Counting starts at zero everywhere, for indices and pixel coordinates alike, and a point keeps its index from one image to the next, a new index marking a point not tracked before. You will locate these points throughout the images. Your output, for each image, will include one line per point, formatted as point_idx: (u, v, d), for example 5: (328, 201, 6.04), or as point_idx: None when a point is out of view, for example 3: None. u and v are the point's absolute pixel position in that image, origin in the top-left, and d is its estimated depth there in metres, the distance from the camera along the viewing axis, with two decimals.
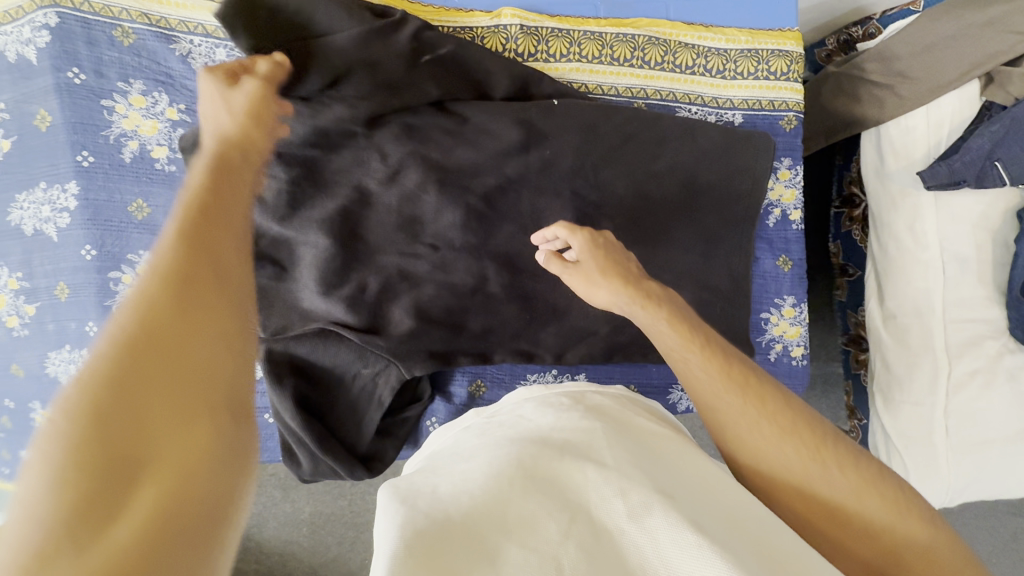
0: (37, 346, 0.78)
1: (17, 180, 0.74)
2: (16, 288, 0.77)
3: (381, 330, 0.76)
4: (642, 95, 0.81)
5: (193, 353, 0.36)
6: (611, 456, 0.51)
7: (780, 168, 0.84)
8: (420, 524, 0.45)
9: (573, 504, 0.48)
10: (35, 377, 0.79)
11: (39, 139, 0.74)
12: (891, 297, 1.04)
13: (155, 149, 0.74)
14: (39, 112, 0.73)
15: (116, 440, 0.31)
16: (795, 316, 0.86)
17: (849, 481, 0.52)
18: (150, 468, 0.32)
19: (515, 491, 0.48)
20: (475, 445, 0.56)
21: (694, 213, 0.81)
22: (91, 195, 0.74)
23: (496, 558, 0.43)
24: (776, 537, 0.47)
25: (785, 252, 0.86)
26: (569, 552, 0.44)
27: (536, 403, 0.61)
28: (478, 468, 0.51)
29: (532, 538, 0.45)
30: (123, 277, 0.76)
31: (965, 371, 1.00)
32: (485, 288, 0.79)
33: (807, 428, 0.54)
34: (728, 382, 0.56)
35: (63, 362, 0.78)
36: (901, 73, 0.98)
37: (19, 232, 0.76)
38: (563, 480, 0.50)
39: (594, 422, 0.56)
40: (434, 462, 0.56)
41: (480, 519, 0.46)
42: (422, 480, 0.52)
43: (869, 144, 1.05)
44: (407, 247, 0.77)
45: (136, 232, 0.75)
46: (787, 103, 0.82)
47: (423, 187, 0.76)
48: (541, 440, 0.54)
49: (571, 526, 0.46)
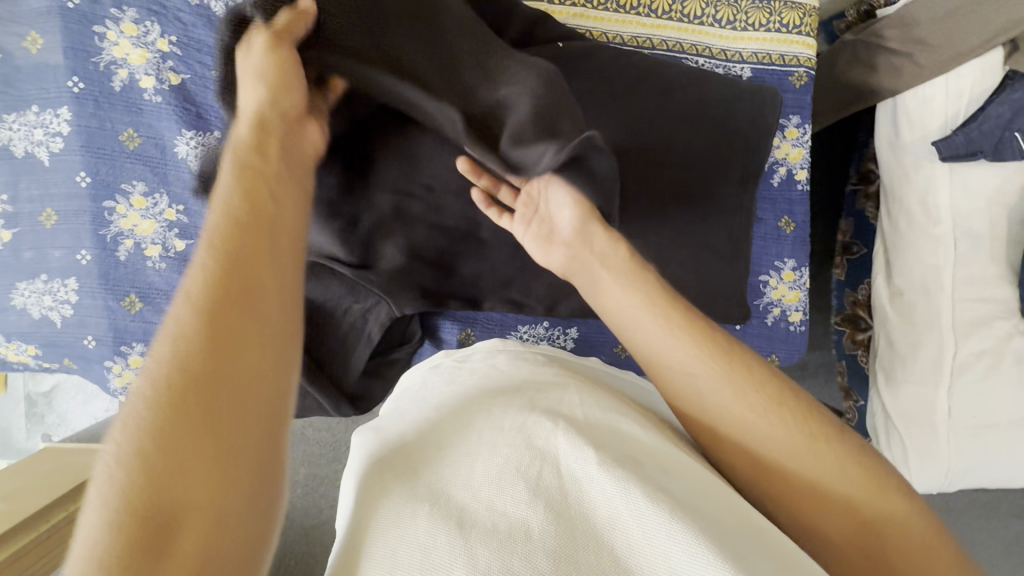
0: (7, 276, 0.78)
1: (4, 100, 0.75)
2: None
3: (369, 264, 0.76)
4: (648, 45, 0.80)
5: (256, 268, 0.47)
6: (582, 413, 0.49)
7: (788, 126, 0.83)
8: (391, 487, 0.44)
9: (543, 449, 0.45)
10: (5, 309, 0.79)
11: (29, 60, 0.74)
12: (898, 272, 1.01)
13: (143, 79, 0.74)
14: (30, 34, 0.73)
15: (204, 334, 0.42)
16: (795, 280, 0.85)
17: (816, 453, 0.49)
18: (216, 352, 0.41)
19: (482, 446, 0.45)
20: (444, 395, 0.54)
21: (694, 168, 0.79)
22: (82, 122, 0.75)
23: (462, 518, 0.40)
24: (737, 518, 0.43)
25: (788, 213, 0.85)
26: (537, 514, 0.40)
27: (510, 355, 0.59)
28: (444, 424, 0.49)
29: (501, 497, 0.41)
30: (117, 208, 0.76)
31: (972, 351, 0.96)
32: (477, 234, 0.79)
33: (788, 398, 0.51)
34: (708, 354, 0.53)
35: (32, 293, 0.78)
36: (920, 40, 0.94)
37: (7, 153, 0.76)
38: (533, 430, 0.46)
39: (568, 378, 0.55)
40: (402, 408, 0.56)
41: (451, 474, 0.44)
42: (391, 431, 0.51)
43: (885, 119, 1.01)
44: (403, 186, 0.76)
45: (129, 161, 0.75)
46: (798, 59, 0.82)
47: (420, 126, 0.74)
48: (511, 392, 0.51)
49: (540, 482, 0.42)
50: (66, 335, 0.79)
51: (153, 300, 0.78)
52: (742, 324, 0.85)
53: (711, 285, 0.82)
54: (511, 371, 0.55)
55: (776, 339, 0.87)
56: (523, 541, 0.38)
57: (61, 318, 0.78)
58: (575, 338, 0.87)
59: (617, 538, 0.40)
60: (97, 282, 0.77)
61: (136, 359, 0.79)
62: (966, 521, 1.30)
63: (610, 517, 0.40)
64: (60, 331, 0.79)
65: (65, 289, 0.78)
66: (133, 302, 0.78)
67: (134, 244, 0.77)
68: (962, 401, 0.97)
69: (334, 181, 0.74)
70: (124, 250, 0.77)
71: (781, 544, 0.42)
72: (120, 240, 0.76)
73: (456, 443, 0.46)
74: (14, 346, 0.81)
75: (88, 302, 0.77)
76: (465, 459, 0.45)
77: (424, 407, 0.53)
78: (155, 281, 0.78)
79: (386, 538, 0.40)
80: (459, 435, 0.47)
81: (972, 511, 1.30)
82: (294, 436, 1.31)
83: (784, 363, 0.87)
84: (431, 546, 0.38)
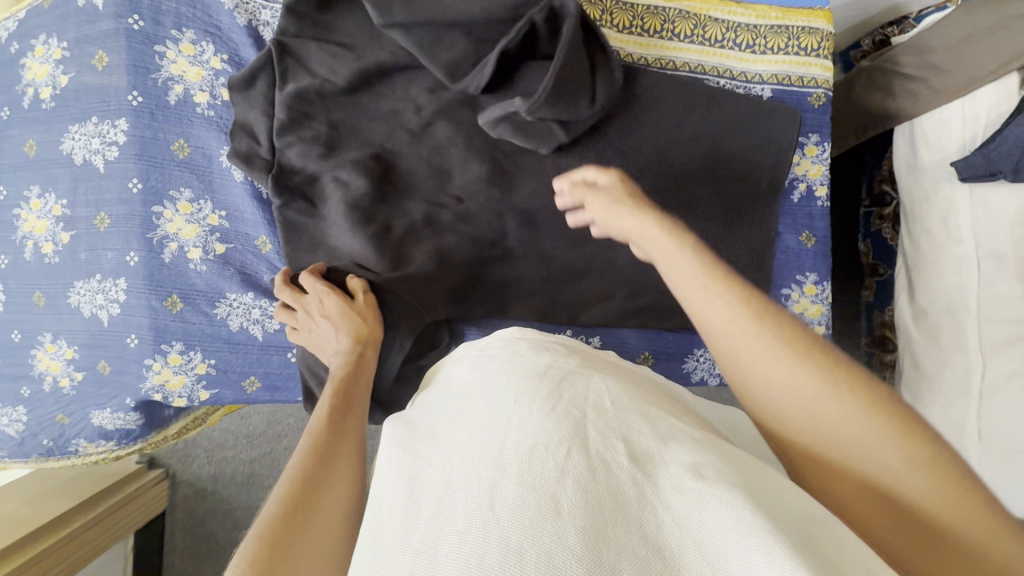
0: (67, 275, 0.83)
1: (73, 114, 0.81)
2: (58, 215, 0.83)
3: (399, 267, 0.79)
4: (671, 67, 0.84)
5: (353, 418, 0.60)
6: (609, 402, 0.50)
7: (807, 144, 0.85)
8: (426, 477, 0.44)
9: (575, 432, 0.45)
10: (55, 307, 0.84)
11: (93, 75, 0.80)
12: (920, 292, 1.01)
13: (197, 94, 0.80)
14: (97, 53, 0.80)
15: (314, 466, 0.51)
16: (817, 293, 0.86)
17: (851, 414, 0.41)
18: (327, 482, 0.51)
19: (512, 428, 0.46)
20: (472, 380, 0.56)
21: (718, 183, 0.82)
22: (138, 132, 0.79)
23: (493, 495, 0.41)
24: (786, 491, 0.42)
25: (809, 228, 0.86)
26: (567, 491, 0.40)
27: (529, 343, 0.61)
28: (471, 408, 0.50)
29: (530, 474, 0.42)
30: (165, 213, 0.80)
31: (1001, 372, 0.91)
32: (504, 242, 0.81)
33: (829, 358, 0.44)
34: (735, 299, 0.48)
35: (88, 292, 0.82)
36: (934, 66, 0.96)
37: (70, 160, 0.82)
38: (561, 414, 0.47)
39: (591, 368, 0.56)
40: (430, 400, 0.57)
41: (477, 453, 0.44)
42: (422, 422, 0.52)
43: (903, 139, 1.04)
44: (434, 195, 0.80)
45: (177, 169, 0.80)
46: (816, 80, 0.85)
47: (452, 140, 0.80)
48: (536, 377, 0.52)
49: (569, 461, 0.43)
50: (109, 334, 0.82)
51: (193, 301, 0.81)
52: None
53: None
54: (535, 358, 0.56)
55: None
56: (553, 517, 0.38)
57: (108, 318, 0.81)
58: (598, 346, 0.88)
59: (645, 516, 0.40)
60: (142, 282, 0.80)
61: (174, 357, 0.81)
62: None
63: (638, 500, 0.41)
64: (104, 330, 0.82)
65: (115, 288, 0.81)
66: (175, 302, 0.82)
67: (178, 248, 0.81)
68: (994, 424, 0.92)
69: (365, 189, 0.77)
70: (168, 253, 0.80)
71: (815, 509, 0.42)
72: (165, 243, 0.80)
73: (485, 424, 0.47)
74: (54, 348, 0.84)
75: (136, 303, 0.81)
76: (494, 439, 0.45)
77: (453, 394, 0.55)
78: (196, 282, 0.81)
79: (425, 521, 0.40)
80: (487, 417, 0.48)
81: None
82: None
83: None
84: (464, 530, 0.39)
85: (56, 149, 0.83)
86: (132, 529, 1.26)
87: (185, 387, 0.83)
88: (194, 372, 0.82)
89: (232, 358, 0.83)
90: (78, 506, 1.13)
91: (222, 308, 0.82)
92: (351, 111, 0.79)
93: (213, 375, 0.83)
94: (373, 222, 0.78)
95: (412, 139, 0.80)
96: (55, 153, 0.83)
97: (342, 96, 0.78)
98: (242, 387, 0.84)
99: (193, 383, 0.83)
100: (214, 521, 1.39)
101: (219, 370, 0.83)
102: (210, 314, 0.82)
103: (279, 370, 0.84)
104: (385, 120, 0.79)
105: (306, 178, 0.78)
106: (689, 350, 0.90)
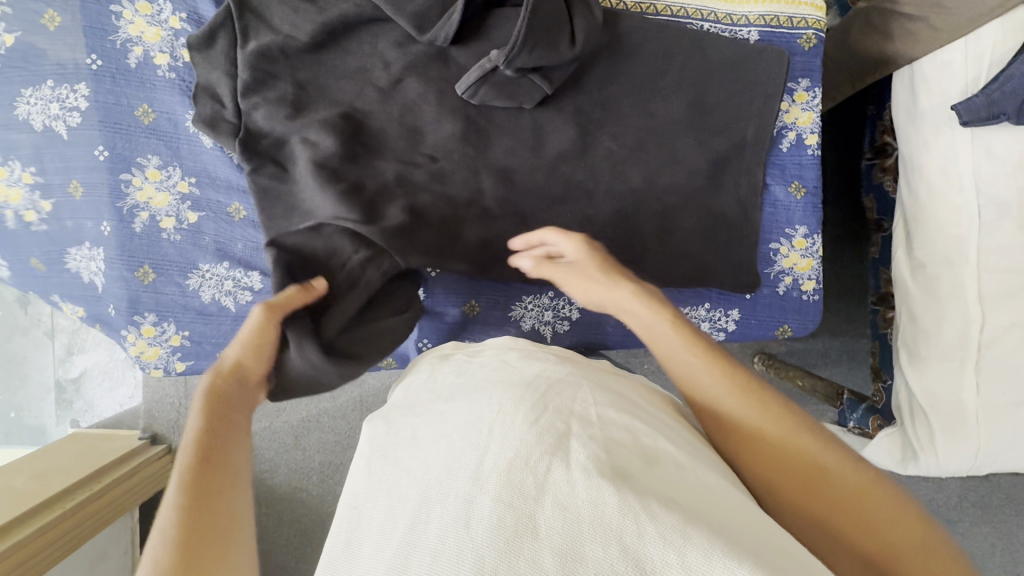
0: (58, 242, 0.82)
1: (21, 75, 0.78)
2: (31, 182, 0.80)
3: (372, 219, 0.74)
4: (652, 11, 0.80)
5: (235, 424, 0.53)
6: (594, 413, 0.50)
7: (797, 90, 0.81)
8: (404, 489, 0.43)
9: (556, 446, 0.45)
10: (57, 272, 0.83)
11: (43, 35, 0.77)
12: (918, 244, 0.95)
13: (157, 56, 0.77)
14: (47, 12, 0.77)
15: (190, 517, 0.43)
16: (807, 247, 0.83)
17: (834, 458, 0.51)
18: (209, 529, 0.43)
19: (494, 440, 0.45)
20: (458, 386, 0.55)
21: (703, 133, 0.78)
22: (100, 98, 0.78)
23: (469, 511, 0.39)
24: (760, 524, 0.43)
25: (798, 178, 0.83)
26: (544, 510, 0.39)
27: (521, 353, 0.63)
28: (455, 413, 0.50)
29: (508, 490, 0.41)
30: (133, 180, 0.79)
31: (1000, 324, 0.89)
32: (481, 202, 0.79)
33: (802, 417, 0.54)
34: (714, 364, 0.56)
35: (83, 258, 0.82)
36: (937, 2, 0.90)
37: (27, 125, 0.79)
38: (544, 425, 0.46)
39: (579, 377, 0.56)
40: (411, 400, 0.57)
41: (458, 465, 0.43)
42: (401, 426, 0.51)
43: (902, 85, 0.98)
44: (407, 155, 0.78)
45: (143, 135, 0.78)
46: (805, 21, 0.80)
47: (424, 97, 0.77)
48: (522, 385, 0.52)
49: (549, 474, 0.42)
50: (99, 301, 0.82)
51: (165, 271, 0.81)
52: (752, 294, 0.84)
53: (720, 252, 0.81)
54: (523, 367, 0.57)
55: (789, 309, 0.85)
56: (530, 540, 0.38)
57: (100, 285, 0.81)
58: (580, 307, 0.87)
59: (625, 528, 0.38)
60: (115, 252, 0.79)
61: (148, 329, 0.81)
62: (997, 514, 1.27)
63: (620, 511, 0.39)
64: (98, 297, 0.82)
65: (97, 258, 0.81)
66: (146, 273, 0.81)
67: (150, 217, 0.79)
68: (991, 379, 0.89)
69: (335, 150, 0.74)
70: (139, 223, 0.79)
71: (799, 552, 0.41)
72: (136, 212, 0.79)
73: (466, 432, 0.46)
74: (70, 308, 0.84)
75: (112, 272, 0.80)
76: (473, 451, 0.44)
77: (436, 398, 0.54)
78: (169, 253, 0.80)
79: (399, 539, 0.39)
80: (469, 426, 0.47)
81: (987, 507, 1.27)
82: (309, 423, 1.32)
83: (798, 334, 0.86)
84: (438, 548, 0.38)
85: (9, 114, 0.78)
86: (137, 503, 1.26)
87: (161, 359, 0.82)
88: (168, 344, 0.82)
89: (206, 330, 0.82)
90: (83, 479, 1.14)
91: (194, 279, 0.81)
92: (318, 70, 0.76)
93: (187, 347, 0.83)
94: (344, 176, 0.75)
95: (382, 96, 0.77)
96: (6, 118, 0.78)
97: (307, 54, 0.75)
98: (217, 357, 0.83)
99: (169, 355, 0.82)
100: None
101: (192, 342, 0.83)
102: (183, 285, 0.81)
103: None
104: (353, 77, 0.76)
105: (274, 142, 0.75)
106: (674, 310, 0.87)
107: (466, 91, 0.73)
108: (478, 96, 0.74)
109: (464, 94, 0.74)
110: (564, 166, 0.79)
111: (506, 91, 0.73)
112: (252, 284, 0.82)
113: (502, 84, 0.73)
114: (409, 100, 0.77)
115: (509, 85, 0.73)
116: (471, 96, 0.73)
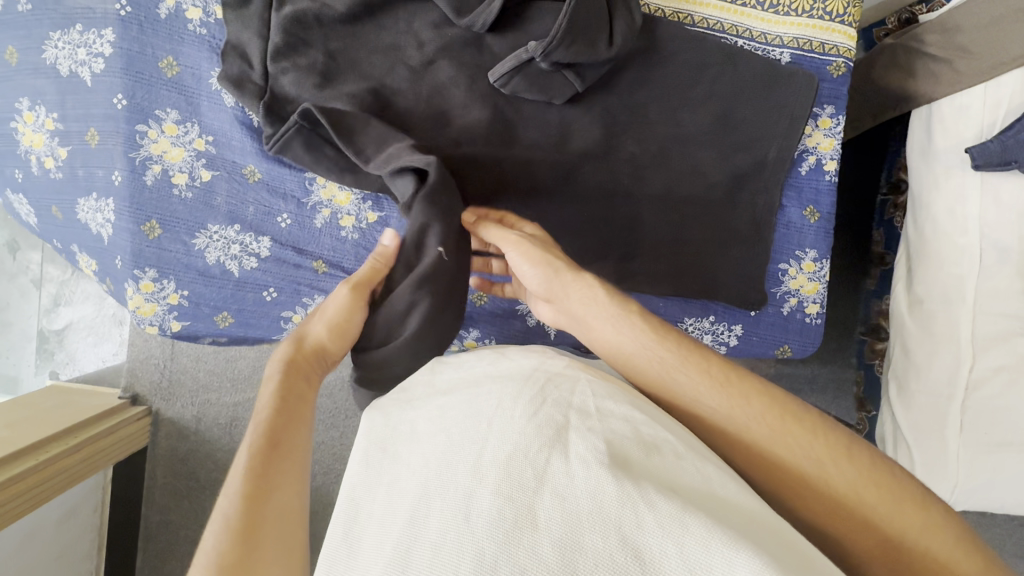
0: (70, 191, 0.81)
1: (53, 18, 0.77)
2: (52, 129, 0.79)
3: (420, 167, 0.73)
4: (689, 22, 0.81)
5: (298, 412, 0.55)
6: (594, 405, 0.49)
7: (821, 116, 0.82)
8: (404, 484, 0.43)
9: (553, 440, 0.44)
10: (71, 224, 0.82)
11: None
12: (920, 281, 0.97)
13: (189, 9, 0.77)
14: None
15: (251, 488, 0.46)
16: (814, 271, 0.84)
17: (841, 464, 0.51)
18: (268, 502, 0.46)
19: (492, 433, 0.45)
20: (456, 381, 0.55)
21: (726, 147, 0.79)
22: (125, 45, 0.76)
23: (469, 504, 0.39)
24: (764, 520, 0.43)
25: (814, 203, 0.84)
26: (544, 501, 0.40)
27: (524, 350, 0.62)
28: (453, 406, 0.50)
29: (507, 483, 0.41)
30: (149, 132, 0.77)
31: (989, 366, 0.90)
32: (500, 192, 0.79)
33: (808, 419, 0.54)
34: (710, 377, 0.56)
35: (90, 211, 0.80)
36: (962, 47, 0.91)
37: (54, 70, 0.78)
38: (543, 419, 0.46)
39: (579, 372, 0.56)
40: (409, 392, 0.56)
41: (457, 454, 0.43)
42: (399, 418, 0.51)
43: (920, 122, 0.99)
44: (431, 137, 0.77)
45: (165, 88, 0.77)
46: (837, 48, 0.81)
47: (454, 81, 0.77)
48: (522, 378, 0.52)
49: (547, 465, 0.42)
50: (102, 252, 0.81)
51: (172, 227, 0.79)
52: (757, 311, 0.85)
53: (729, 266, 0.82)
54: (522, 361, 0.57)
55: (790, 330, 0.87)
56: (529, 531, 0.38)
57: (106, 237, 0.80)
58: None
59: (625, 516, 0.38)
60: (124, 204, 0.78)
61: (147, 284, 0.80)
62: None
63: (618, 500, 0.39)
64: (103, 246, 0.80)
65: (103, 209, 0.79)
66: (153, 228, 0.79)
67: (162, 171, 0.78)
68: (975, 419, 0.91)
69: None
70: (150, 176, 0.78)
71: (798, 545, 0.41)
72: (149, 165, 0.78)
73: (465, 425, 0.46)
74: (84, 258, 0.83)
75: (118, 225, 0.78)
76: (472, 443, 0.44)
77: (436, 390, 0.54)
78: (179, 210, 0.79)
79: (399, 531, 0.39)
80: (467, 419, 0.47)
81: None
82: None
83: (797, 355, 0.87)
84: (437, 543, 0.38)
85: (39, 57, 0.78)
86: (113, 461, 1.24)
87: (157, 316, 0.81)
88: (166, 302, 0.81)
89: (206, 291, 0.81)
90: (58, 433, 1.11)
91: (201, 239, 0.80)
92: (350, 41, 0.75)
93: (185, 306, 0.81)
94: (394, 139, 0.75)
95: (413, 76, 0.76)
96: (37, 63, 0.79)
97: (342, 25, 0.74)
98: (214, 321, 0.82)
99: (165, 313, 0.81)
100: (195, 461, 1.38)
101: (190, 302, 0.81)
102: (189, 244, 0.80)
103: (261, 309, 0.83)
104: (385, 53, 0.76)
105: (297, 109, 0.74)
106: (679, 318, 0.88)
107: (496, 78, 0.72)
108: (508, 86, 0.73)
109: (496, 83, 0.74)
110: (586, 165, 0.79)
111: (536, 83, 0.73)
112: (261, 250, 0.81)
113: (532, 76, 0.73)
114: (440, 82, 0.77)
115: (542, 77, 0.73)
116: (500, 85, 0.73)
